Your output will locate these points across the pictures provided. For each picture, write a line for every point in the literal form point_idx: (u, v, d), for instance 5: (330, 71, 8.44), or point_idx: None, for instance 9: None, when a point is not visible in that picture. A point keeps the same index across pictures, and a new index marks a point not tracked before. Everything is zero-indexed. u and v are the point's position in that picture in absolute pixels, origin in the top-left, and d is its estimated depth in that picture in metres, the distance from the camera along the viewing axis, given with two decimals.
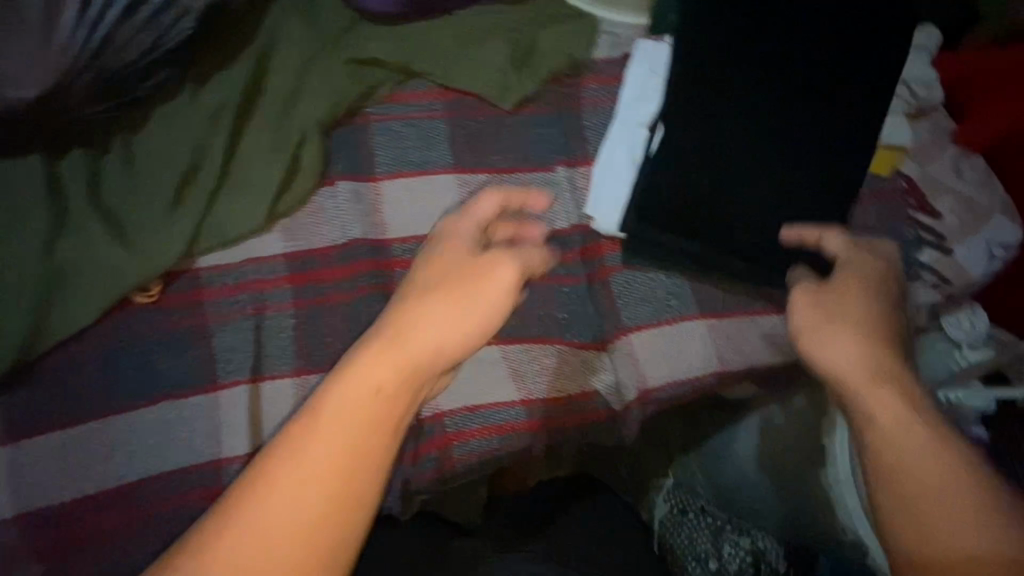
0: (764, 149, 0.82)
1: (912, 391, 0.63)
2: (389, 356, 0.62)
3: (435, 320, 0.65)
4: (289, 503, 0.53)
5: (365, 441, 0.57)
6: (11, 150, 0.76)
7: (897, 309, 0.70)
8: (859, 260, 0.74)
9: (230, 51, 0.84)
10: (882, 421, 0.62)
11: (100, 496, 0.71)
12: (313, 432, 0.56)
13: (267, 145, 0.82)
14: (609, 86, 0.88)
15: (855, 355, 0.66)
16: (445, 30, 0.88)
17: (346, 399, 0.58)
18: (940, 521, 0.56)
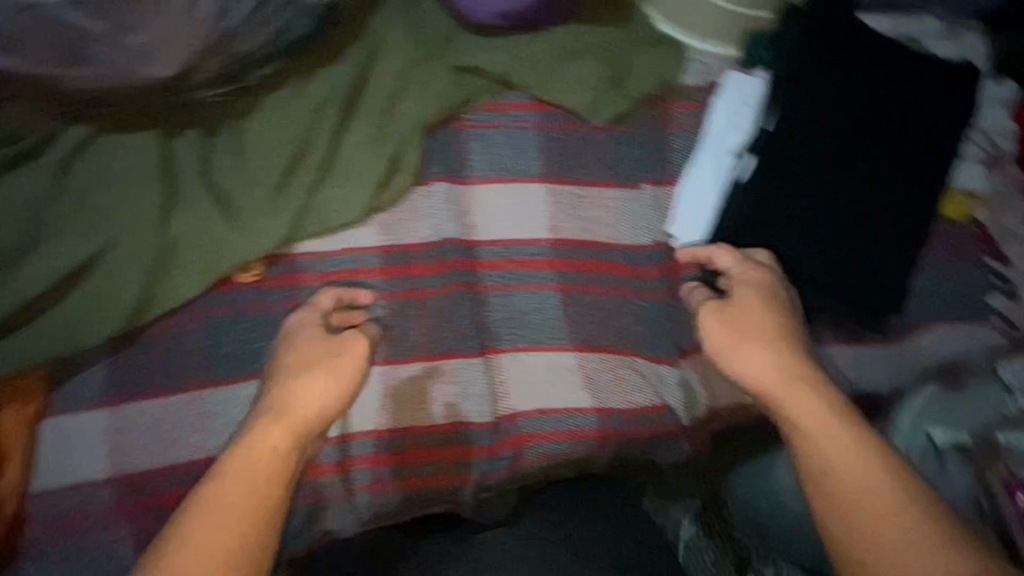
0: (856, 178, 0.82)
1: (817, 397, 0.65)
2: (272, 415, 0.67)
3: (330, 380, 0.71)
4: (212, 529, 0.58)
5: (260, 501, 0.60)
6: (131, 125, 0.79)
7: (771, 312, 0.73)
8: (747, 276, 0.77)
9: (338, 48, 0.87)
10: (807, 432, 0.64)
11: (191, 464, 0.73)
12: (229, 473, 0.61)
13: (368, 141, 0.85)
14: (698, 112, 0.90)
15: (767, 361, 0.69)
16: (542, 45, 0.91)
17: (248, 458, 0.62)
18: (869, 533, 0.58)
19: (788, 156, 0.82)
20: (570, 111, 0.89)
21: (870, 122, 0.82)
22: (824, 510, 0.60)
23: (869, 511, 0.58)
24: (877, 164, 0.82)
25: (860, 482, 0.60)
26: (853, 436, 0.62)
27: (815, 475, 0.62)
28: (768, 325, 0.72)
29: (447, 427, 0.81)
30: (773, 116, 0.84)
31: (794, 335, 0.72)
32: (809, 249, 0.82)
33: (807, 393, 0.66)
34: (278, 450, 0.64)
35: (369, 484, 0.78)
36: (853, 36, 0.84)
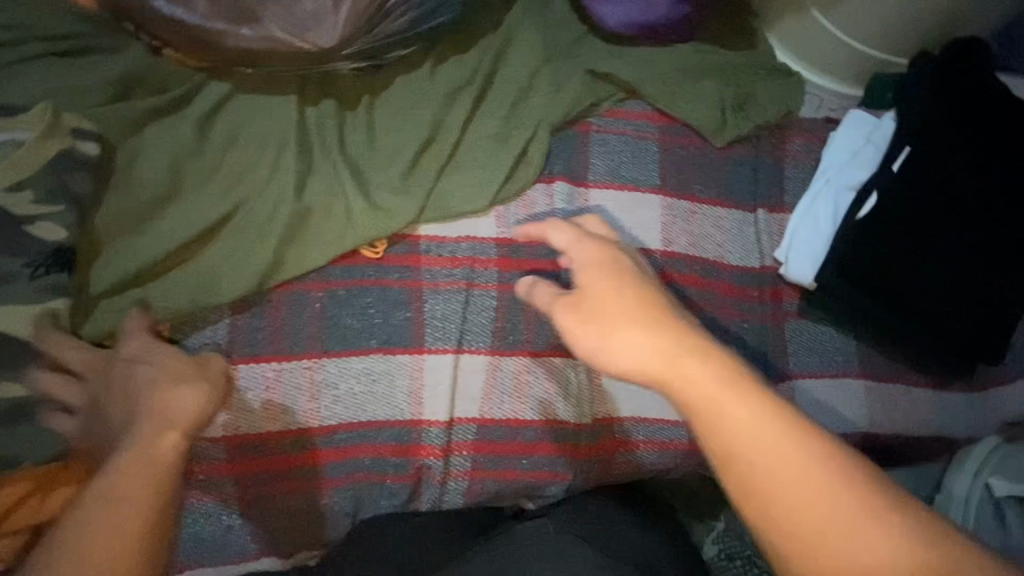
0: (964, 226, 0.84)
1: (700, 375, 0.54)
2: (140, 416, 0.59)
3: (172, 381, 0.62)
4: (128, 511, 0.51)
5: (165, 489, 0.54)
6: (270, 88, 0.79)
7: (625, 290, 0.60)
8: (580, 245, 0.64)
9: (472, 38, 0.89)
10: (735, 435, 0.52)
11: (303, 430, 0.74)
12: (120, 476, 0.53)
13: (495, 132, 0.86)
14: (812, 143, 0.93)
15: (644, 345, 0.56)
16: (670, 59, 0.92)
17: (144, 453, 0.55)
18: (814, 533, 0.49)
19: (909, 199, 0.84)
20: (691, 128, 0.91)
21: (984, 172, 0.84)
22: (761, 514, 0.51)
23: (810, 505, 0.50)
24: (987, 217, 0.83)
25: (764, 468, 0.51)
26: (770, 421, 0.52)
27: (729, 469, 0.52)
28: (619, 306, 0.58)
29: (548, 424, 0.81)
30: (902, 157, 0.84)
31: (620, 305, 0.58)
32: (914, 292, 0.84)
33: (687, 372, 0.54)
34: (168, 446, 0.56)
35: (468, 470, 0.79)
36: (978, 84, 0.85)
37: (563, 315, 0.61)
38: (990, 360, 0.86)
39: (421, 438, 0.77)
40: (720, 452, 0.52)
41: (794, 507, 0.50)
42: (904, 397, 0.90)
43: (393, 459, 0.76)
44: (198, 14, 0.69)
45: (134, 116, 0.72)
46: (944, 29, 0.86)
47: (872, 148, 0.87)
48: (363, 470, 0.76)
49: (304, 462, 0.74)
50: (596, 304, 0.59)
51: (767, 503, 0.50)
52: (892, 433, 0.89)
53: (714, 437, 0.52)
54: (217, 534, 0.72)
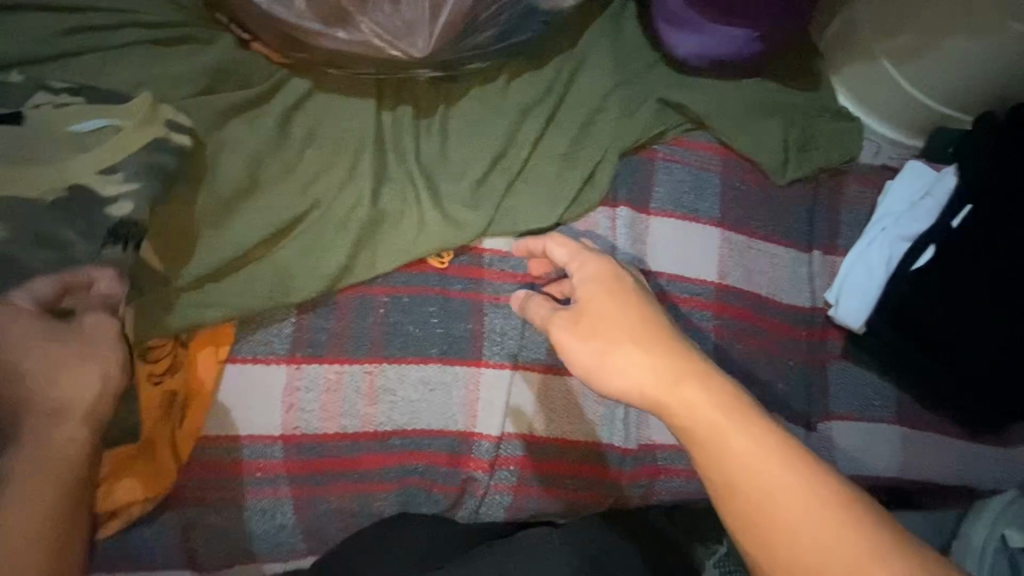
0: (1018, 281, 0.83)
1: (699, 398, 0.54)
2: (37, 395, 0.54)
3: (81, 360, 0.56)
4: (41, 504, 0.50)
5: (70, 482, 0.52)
6: (351, 88, 0.79)
7: (636, 314, 0.60)
8: (580, 261, 0.66)
9: (547, 56, 0.90)
10: (735, 458, 0.51)
11: (357, 435, 0.73)
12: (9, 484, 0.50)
13: (564, 151, 0.87)
14: (868, 189, 0.95)
15: (646, 367, 0.56)
16: (738, 94, 0.93)
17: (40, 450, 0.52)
18: (809, 558, 0.49)
19: (964, 256, 0.85)
20: (753, 164, 0.92)
21: None
22: (752, 536, 0.51)
23: (809, 528, 0.49)
24: None
25: (762, 491, 0.50)
26: (767, 445, 0.51)
27: (724, 493, 0.52)
28: (623, 327, 0.59)
29: (594, 445, 0.81)
30: (962, 215, 0.86)
31: (626, 326, 0.59)
32: (964, 346, 0.85)
33: (687, 393, 0.54)
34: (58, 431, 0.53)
35: (514, 486, 0.78)
36: None
37: (563, 331, 0.62)
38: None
39: (472, 450, 0.77)
40: (718, 473, 0.52)
41: (791, 529, 0.49)
42: (939, 446, 0.91)
43: (443, 469, 0.76)
44: (293, 11, 0.69)
45: (220, 108, 0.72)
46: (1012, 92, 0.88)
47: (932, 202, 0.89)
48: (414, 477, 0.75)
49: (359, 466, 0.73)
50: (597, 325, 0.60)
51: (765, 525, 0.50)
52: (927, 482, 0.91)
53: (710, 461, 0.52)
54: (265, 533, 0.70)
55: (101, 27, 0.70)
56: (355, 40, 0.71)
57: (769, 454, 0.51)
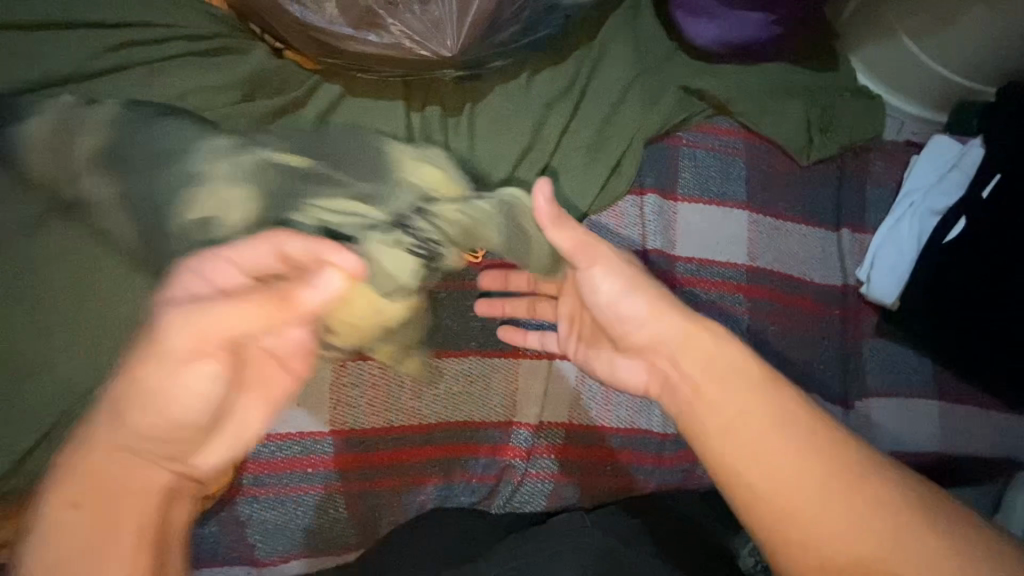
0: None
1: (707, 336, 0.57)
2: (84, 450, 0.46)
3: (133, 398, 0.46)
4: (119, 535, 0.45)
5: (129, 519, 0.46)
6: (382, 93, 0.82)
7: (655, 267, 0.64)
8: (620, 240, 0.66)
9: (569, 51, 0.91)
10: (723, 386, 0.54)
11: (402, 429, 0.75)
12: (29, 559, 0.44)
13: (589, 142, 0.88)
14: (893, 165, 0.95)
15: (662, 304, 0.60)
16: (758, 79, 0.94)
17: (114, 470, 0.46)
18: (779, 489, 0.49)
19: (999, 228, 0.84)
20: (777, 146, 0.93)
21: None
22: (733, 473, 0.51)
23: (787, 472, 0.49)
24: None
25: (743, 417, 0.52)
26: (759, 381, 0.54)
27: (714, 421, 0.54)
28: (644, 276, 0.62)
29: (634, 431, 0.82)
30: (991, 185, 0.86)
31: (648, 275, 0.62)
32: (1002, 319, 0.84)
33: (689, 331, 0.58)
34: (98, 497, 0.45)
35: (554, 473, 0.78)
36: None
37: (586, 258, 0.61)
38: None
39: (511, 438, 0.77)
40: (708, 396, 0.55)
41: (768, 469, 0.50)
42: (978, 420, 0.91)
43: (485, 459, 0.76)
44: (325, 17, 0.71)
45: (256, 116, 0.75)
46: None
47: (959, 175, 0.89)
48: (458, 468, 0.75)
49: (407, 459, 0.74)
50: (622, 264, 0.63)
51: (747, 450, 0.51)
52: (969, 457, 0.90)
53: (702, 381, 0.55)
54: (320, 526, 0.72)
55: (144, 42, 0.73)
56: (385, 42, 0.73)
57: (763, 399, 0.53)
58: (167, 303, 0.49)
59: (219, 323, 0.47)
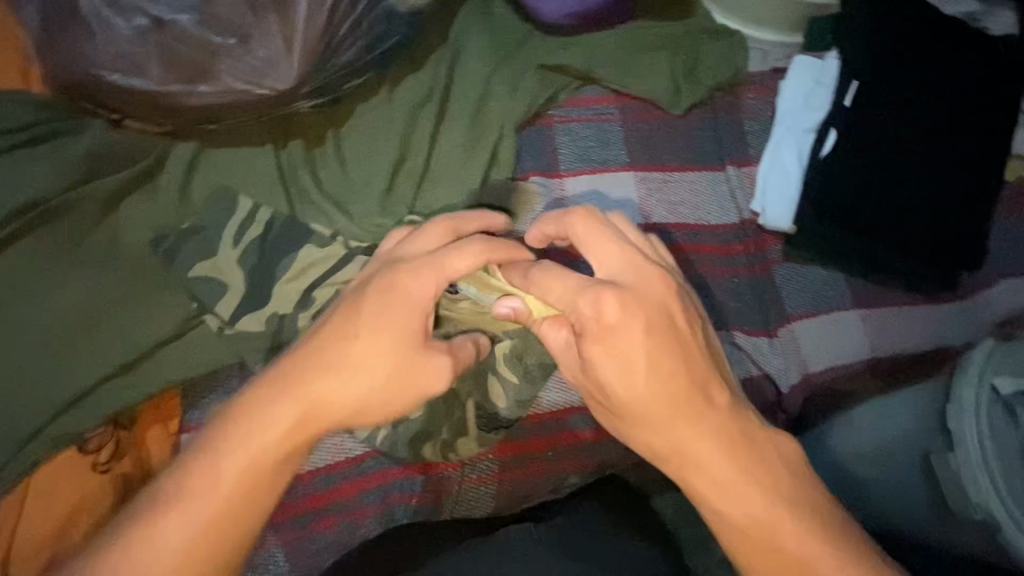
0: (916, 146, 0.87)
1: (713, 457, 0.57)
2: (295, 403, 0.57)
3: (355, 369, 0.58)
4: (226, 495, 0.54)
5: (259, 478, 0.55)
6: (240, 140, 0.80)
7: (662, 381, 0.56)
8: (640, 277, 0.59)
9: (424, 56, 0.90)
10: (738, 514, 0.57)
11: (326, 468, 0.76)
12: (217, 456, 0.55)
13: (462, 140, 0.87)
14: (765, 95, 0.97)
15: (666, 434, 0.57)
16: (617, 41, 0.94)
17: (255, 427, 0.55)
18: None
19: (871, 129, 0.87)
20: (649, 102, 0.94)
21: (925, 91, 0.87)
22: None
23: None
24: (934, 134, 0.87)
25: (763, 546, 0.56)
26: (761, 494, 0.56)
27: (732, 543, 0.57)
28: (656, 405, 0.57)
29: (567, 412, 0.82)
30: (852, 90, 0.88)
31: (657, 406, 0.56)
32: (889, 218, 0.87)
33: (702, 450, 0.57)
34: (283, 449, 0.56)
35: (496, 473, 0.81)
36: (899, 14, 0.88)
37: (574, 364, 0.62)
38: (971, 268, 0.90)
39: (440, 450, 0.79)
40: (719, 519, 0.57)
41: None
42: (900, 317, 0.93)
43: (421, 478, 0.78)
44: (151, 80, 0.70)
45: (104, 196, 0.74)
46: None
47: (824, 90, 0.91)
48: (392, 493, 0.77)
49: (337, 497, 0.75)
50: (623, 395, 0.57)
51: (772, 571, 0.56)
52: (898, 355, 0.92)
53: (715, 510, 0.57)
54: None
55: None
56: (219, 92, 0.72)
57: (774, 506, 0.56)
58: (411, 301, 0.59)
59: (430, 366, 0.60)
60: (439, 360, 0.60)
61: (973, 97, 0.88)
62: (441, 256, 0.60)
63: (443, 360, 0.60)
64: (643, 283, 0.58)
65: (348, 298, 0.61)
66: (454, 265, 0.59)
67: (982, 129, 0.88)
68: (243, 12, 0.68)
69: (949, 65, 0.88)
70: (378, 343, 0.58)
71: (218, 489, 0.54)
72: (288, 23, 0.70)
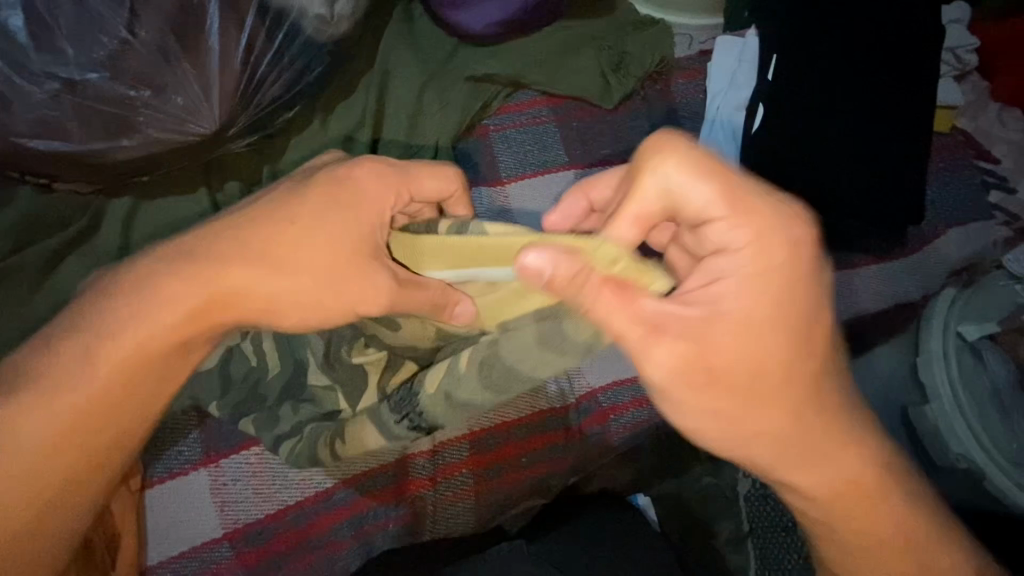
0: (843, 109, 0.88)
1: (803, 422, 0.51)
2: (192, 289, 0.53)
3: (268, 262, 0.54)
4: (109, 373, 0.53)
5: (148, 366, 0.54)
6: (176, 187, 0.80)
7: (777, 349, 0.48)
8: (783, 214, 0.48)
9: (354, 80, 0.89)
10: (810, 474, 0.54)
11: (296, 504, 0.75)
12: (100, 335, 0.53)
13: (400, 160, 0.88)
14: (694, 80, 0.99)
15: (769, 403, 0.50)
16: (543, 42, 0.94)
17: (151, 307, 0.53)
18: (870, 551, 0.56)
19: (791, 101, 0.88)
20: (581, 100, 0.95)
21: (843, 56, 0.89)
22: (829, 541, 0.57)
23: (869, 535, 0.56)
24: (859, 96, 0.88)
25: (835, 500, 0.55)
26: (834, 458, 0.53)
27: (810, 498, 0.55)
28: (759, 373, 0.48)
29: (536, 415, 0.83)
30: (771, 67, 0.90)
31: (767, 378, 0.48)
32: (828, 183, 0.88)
33: (787, 417, 0.51)
34: (175, 336, 0.53)
35: (472, 487, 0.80)
36: None
37: (665, 349, 0.47)
38: (913, 222, 0.91)
39: (410, 472, 0.79)
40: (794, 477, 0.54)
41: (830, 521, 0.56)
42: (854, 280, 0.94)
43: (395, 502, 0.78)
44: (74, 141, 0.70)
45: (42, 259, 0.74)
46: None
47: (748, 66, 0.94)
48: (367, 522, 0.76)
49: (311, 532, 0.75)
50: (742, 360, 0.48)
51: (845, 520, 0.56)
52: (857, 316, 0.93)
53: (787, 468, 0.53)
54: None
55: None
56: (144, 145, 0.72)
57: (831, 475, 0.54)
58: (363, 205, 0.57)
59: (364, 278, 0.55)
60: (382, 274, 0.55)
61: (890, 64, 0.90)
62: (411, 179, 0.60)
63: (387, 278, 0.55)
64: (796, 220, 0.48)
65: (286, 188, 0.58)
66: (417, 185, 0.61)
67: (904, 93, 0.89)
68: (157, 65, 0.69)
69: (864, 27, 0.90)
70: (306, 238, 0.55)
71: (93, 371, 0.53)
72: (203, 71, 0.71)
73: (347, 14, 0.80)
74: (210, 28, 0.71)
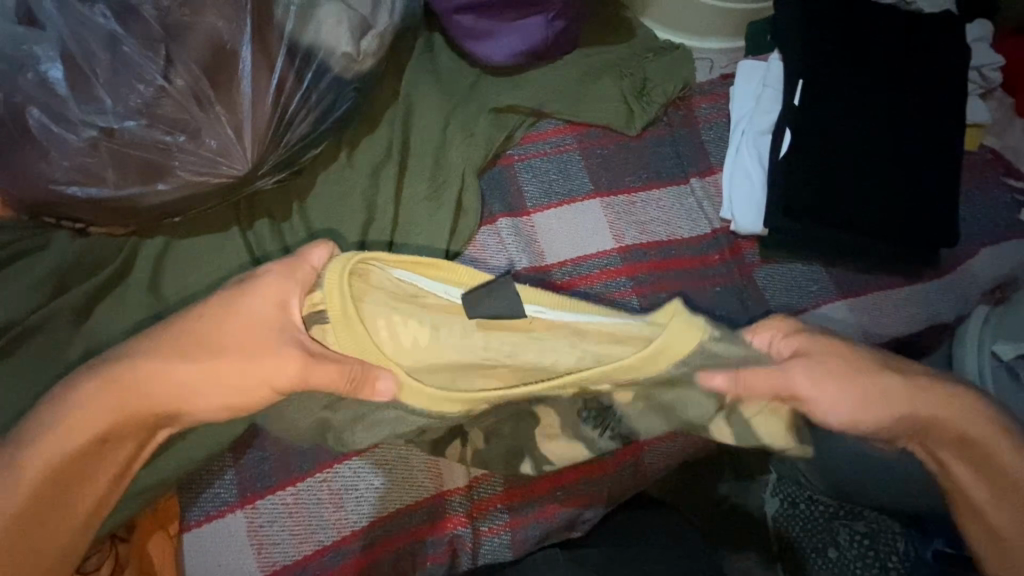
0: (866, 139, 0.87)
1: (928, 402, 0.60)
2: (131, 390, 0.57)
3: (194, 350, 0.57)
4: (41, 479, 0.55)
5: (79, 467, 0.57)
6: (213, 225, 0.81)
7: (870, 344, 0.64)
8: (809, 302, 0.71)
9: (380, 113, 0.89)
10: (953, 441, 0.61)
11: (334, 544, 0.75)
12: (72, 415, 0.56)
13: (425, 193, 0.88)
14: (717, 104, 0.99)
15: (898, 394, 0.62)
16: (565, 73, 0.94)
17: (83, 419, 0.56)
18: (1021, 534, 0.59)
19: (817, 123, 0.87)
20: (604, 127, 0.95)
21: (865, 88, 0.88)
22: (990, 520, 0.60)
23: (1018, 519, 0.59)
24: (884, 123, 0.88)
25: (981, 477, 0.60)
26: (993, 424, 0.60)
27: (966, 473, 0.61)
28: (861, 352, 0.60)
29: None
30: (798, 91, 0.88)
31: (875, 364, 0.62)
32: (857, 212, 0.86)
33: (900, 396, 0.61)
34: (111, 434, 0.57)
35: (507, 522, 0.80)
36: (829, 14, 0.90)
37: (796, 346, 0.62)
38: (947, 244, 0.90)
39: (447, 509, 0.79)
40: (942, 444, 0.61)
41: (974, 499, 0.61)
42: (886, 300, 0.93)
43: (432, 539, 0.77)
44: (110, 186, 0.70)
45: (76, 303, 0.75)
46: None
47: (772, 90, 0.92)
48: (405, 559, 0.76)
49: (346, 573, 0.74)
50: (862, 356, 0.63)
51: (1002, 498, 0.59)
52: (890, 339, 0.92)
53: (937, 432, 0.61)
54: None
55: None
56: (178, 188, 0.72)
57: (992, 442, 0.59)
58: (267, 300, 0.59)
59: (279, 355, 0.57)
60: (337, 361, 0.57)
61: (913, 81, 0.90)
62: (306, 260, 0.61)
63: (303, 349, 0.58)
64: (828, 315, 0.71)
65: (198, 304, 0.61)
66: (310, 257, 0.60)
67: (927, 117, 0.89)
68: (190, 108, 0.70)
69: (887, 57, 0.90)
70: (229, 329, 0.58)
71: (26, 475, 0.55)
72: (235, 113, 0.72)
73: (373, 50, 0.80)
74: (241, 71, 0.72)
